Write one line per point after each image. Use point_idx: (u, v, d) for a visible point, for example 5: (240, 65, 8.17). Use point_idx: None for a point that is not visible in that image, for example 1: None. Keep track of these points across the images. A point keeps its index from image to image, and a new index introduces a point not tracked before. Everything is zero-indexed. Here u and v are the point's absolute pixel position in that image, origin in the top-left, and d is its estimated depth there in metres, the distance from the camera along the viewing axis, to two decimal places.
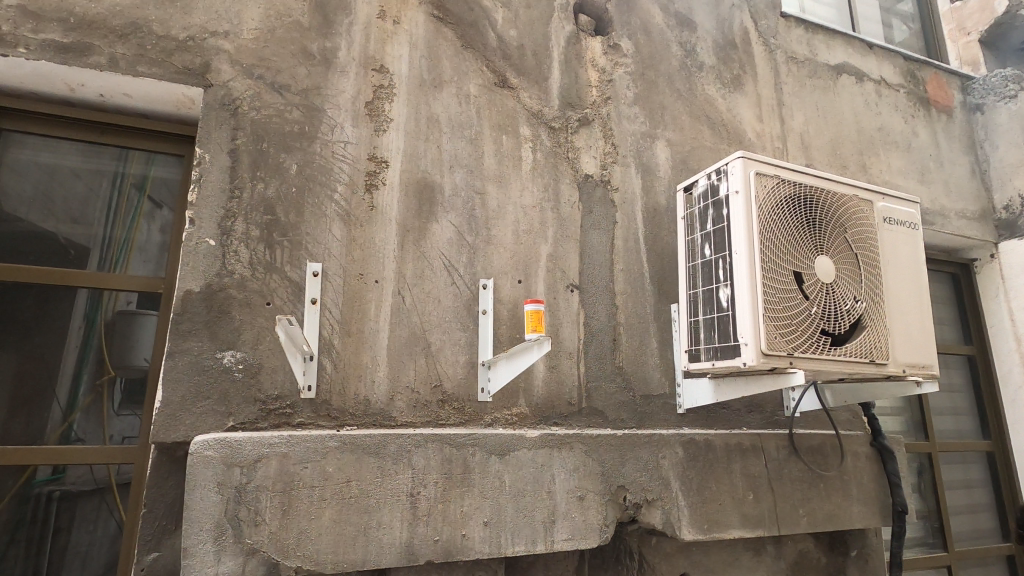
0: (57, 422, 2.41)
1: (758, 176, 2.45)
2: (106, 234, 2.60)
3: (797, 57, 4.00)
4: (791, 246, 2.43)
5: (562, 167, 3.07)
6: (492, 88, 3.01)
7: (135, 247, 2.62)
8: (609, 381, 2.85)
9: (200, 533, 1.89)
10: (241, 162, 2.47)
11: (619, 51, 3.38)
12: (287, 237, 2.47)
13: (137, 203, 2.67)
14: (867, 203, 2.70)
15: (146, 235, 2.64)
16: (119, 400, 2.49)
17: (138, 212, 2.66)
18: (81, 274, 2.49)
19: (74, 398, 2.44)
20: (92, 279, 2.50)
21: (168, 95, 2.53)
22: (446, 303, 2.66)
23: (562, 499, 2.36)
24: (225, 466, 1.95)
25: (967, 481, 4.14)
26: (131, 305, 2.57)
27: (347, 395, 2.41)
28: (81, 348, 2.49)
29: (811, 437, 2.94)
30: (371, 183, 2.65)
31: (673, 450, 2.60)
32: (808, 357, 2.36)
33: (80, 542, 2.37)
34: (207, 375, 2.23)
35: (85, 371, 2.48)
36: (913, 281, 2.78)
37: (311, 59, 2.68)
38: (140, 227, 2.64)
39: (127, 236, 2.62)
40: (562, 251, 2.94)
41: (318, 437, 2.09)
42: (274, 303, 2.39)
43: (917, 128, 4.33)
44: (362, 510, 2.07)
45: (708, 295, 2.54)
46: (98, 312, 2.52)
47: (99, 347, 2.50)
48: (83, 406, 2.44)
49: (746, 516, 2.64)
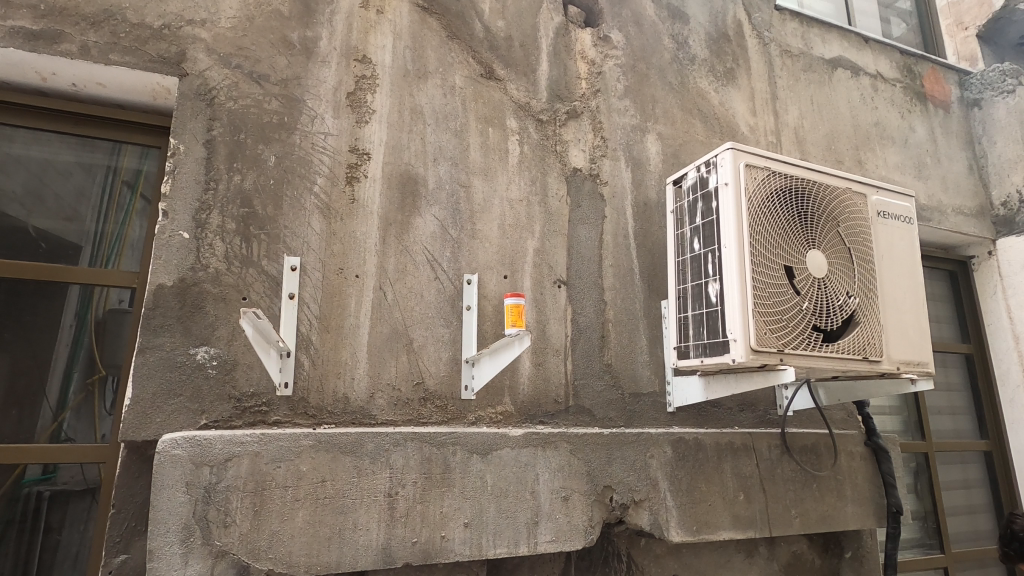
0: (47, 420, 2.35)
1: (748, 168, 2.38)
2: (98, 230, 2.55)
3: (792, 51, 3.93)
4: (782, 239, 2.36)
5: (550, 160, 3.00)
6: (478, 80, 2.95)
7: (127, 245, 2.57)
8: (597, 379, 2.79)
9: (168, 534, 1.82)
10: (217, 154, 2.40)
11: (610, 43, 3.32)
12: (264, 231, 2.40)
13: (129, 201, 2.62)
14: (860, 196, 2.64)
15: (139, 232, 2.59)
16: (111, 399, 2.44)
17: (130, 209, 2.61)
18: (71, 269, 2.44)
19: (64, 396, 2.39)
20: (84, 275, 2.45)
21: (142, 85, 2.46)
22: (429, 299, 2.60)
23: (546, 499, 2.30)
24: (194, 465, 1.88)
25: (964, 481, 4.08)
26: (123, 303, 2.52)
27: (326, 392, 2.34)
28: (71, 346, 2.43)
29: (804, 437, 2.87)
30: (352, 176, 2.59)
31: (662, 450, 2.53)
32: (799, 354, 2.29)
33: (71, 542, 2.31)
34: (180, 371, 2.17)
35: (76, 369, 2.43)
36: (908, 277, 2.72)
37: (291, 49, 2.61)
38: (132, 225, 2.59)
39: (120, 232, 2.58)
40: (550, 246, 2.88)
41: (291, 436, 2.02)
42: (250, 297, 2.33)
43: (913, 123, 4.27)
44: (338, 511, 2.01)
45: (697, 290, 2.47)
46: (89, 311, 2.47)
47: (90, 346, 2.45)
48: (74, 405, 2.38)
49: (736, 517, 2.58)
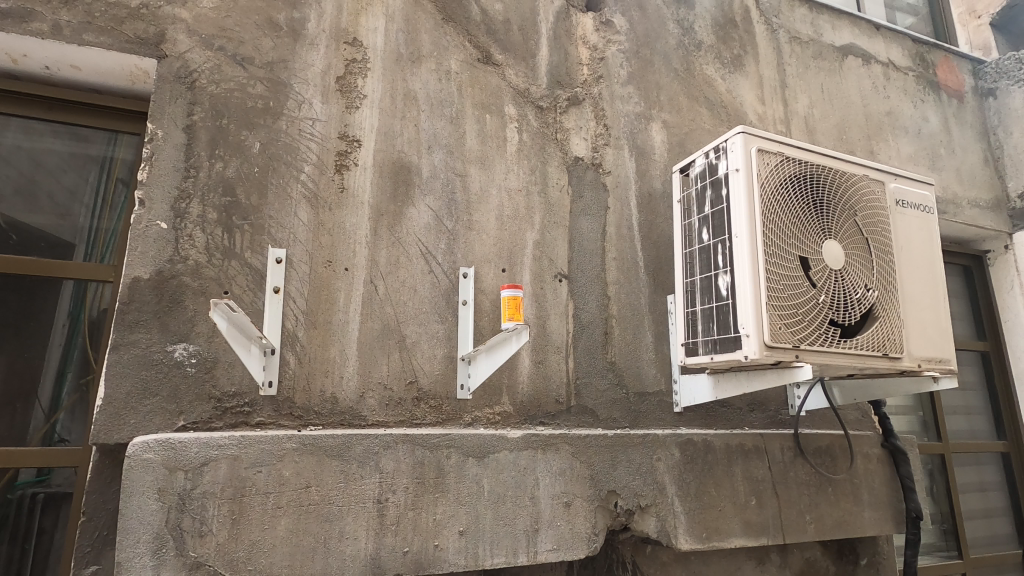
0: (39, 422, 2.26)
1: (760, 153, 2.24)
2: (92, 227, 2.47)
3: (801, 37, 3.79)
4: (797, 229, 2.22)
5: (551, 149, 2.87)
6: (475, 65, 2.82)
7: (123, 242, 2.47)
8: (600, 378, 2.65)
9: (138, 545, 1.69)
10: (198, 140, 2.27)
11: (612, 28, 3.18)
12: (248, 221, 2.27)
13: (125, 197, 2.53)
14: (878, 184, 2.50)
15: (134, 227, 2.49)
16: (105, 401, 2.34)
17: (125, 205, 2.52)
18: (56, 264, 2.30)
19: (58, 397, 2.30)
20: (71, 270, 2.31)
21: (119, 68, 2.33)
22: (423, 294, 2.46)
23: (547, 505, 2.16)
24: (167, 470, 1.75)
25: (981, 484, 3.93)
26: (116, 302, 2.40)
27: (313, 391, 2.21)
28: (66, 346, 2.35)
29: (819, 438, 2.73)
30: (342, 164, 2.45)
31: (669, 452, 2.39)
32: (816, 350, 2.15)
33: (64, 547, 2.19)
34: (157, 370, 2.03)
35: (70, 370, 2.35)
36: (928, 269, 2.58)
37: (277, 30, 2.48)
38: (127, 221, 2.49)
39: (115, 228, 2.49)
40: (550, 238, 2.74)
41: (273, 438, 1.88)
42: (232, 291, 2.19)
43: (927, 113, 4.13)
44: (323, 519, 1.88)
45: (707, 283, 2.33)
46: (81, 311, 2.37)
47: (85, 346, 2.37)
48: (68, 405, 2.30)
49: (748, 524, 2.44)
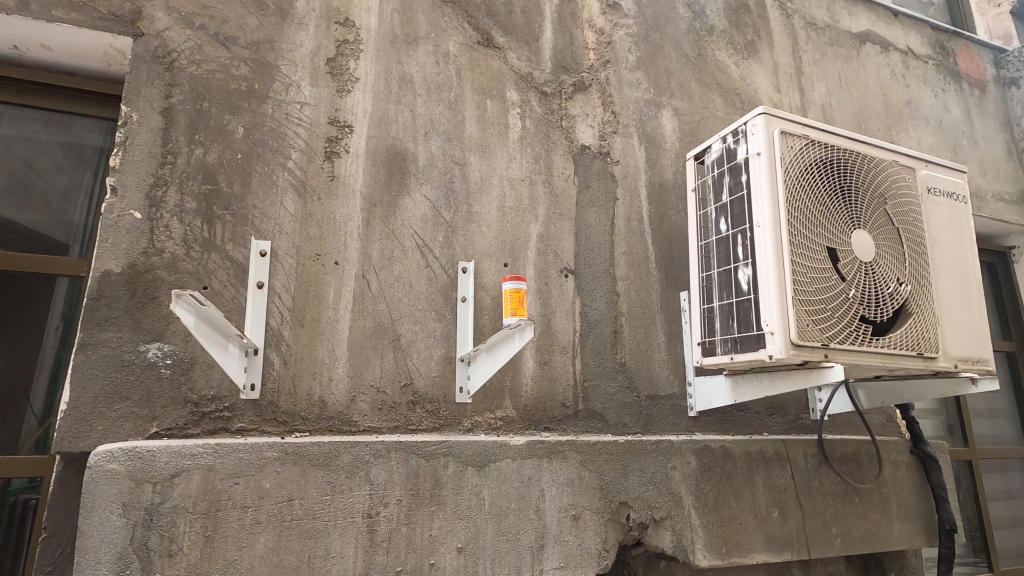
0: (31, 427, 2.10)
1: (784, 135, 2.07)
2: (89, 223, 2.32)
3: (817, 23, 3.62)
4: (824, 217, 2.05)
5: (556, 136, 2.70)
6: (475, 47, 2.65)
7: None
8: (609, 380, 2.47)
9: (99, 566, 1.52)
10: (177, 124, 2.11)
11: (620, 11, 3.01)
12: (229, 211, 2.10)
13: None
14: (908, 171, 2.32)
15: None
16: None
17: None
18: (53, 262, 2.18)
19: (52, 401, 2.15)
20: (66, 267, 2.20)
21: (92, 47, 2.18)
22: (419, 290, 2.29)
23: (553, 519, 1.99)
24: (133, 482, 1.58)
25: (1008, 491, 3.74)
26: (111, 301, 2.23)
27: (299, 395, 2.04)
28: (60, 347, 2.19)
29: (844, 444, 2.54)
30: (332, 150, 2.29)
31: (684, 460, 2.21)
32: (846, 349, 1.97)
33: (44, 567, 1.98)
34: (128, 371, 1.87)
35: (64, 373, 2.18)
36: (963, 262, 2.40)
37: (263, 9, 2.33)
38: None
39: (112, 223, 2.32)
40: (556, 231, 2.57)
41: (251, 447, 1.71)
42: (212, 286, 2.03)
43: (948, 103, 3.95)
44: (306, 535, 1.70)
45: (725, 277, 2.15)
46: (77, 311, 2.20)
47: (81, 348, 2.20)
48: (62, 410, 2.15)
49: (771, 537, 2.25)
